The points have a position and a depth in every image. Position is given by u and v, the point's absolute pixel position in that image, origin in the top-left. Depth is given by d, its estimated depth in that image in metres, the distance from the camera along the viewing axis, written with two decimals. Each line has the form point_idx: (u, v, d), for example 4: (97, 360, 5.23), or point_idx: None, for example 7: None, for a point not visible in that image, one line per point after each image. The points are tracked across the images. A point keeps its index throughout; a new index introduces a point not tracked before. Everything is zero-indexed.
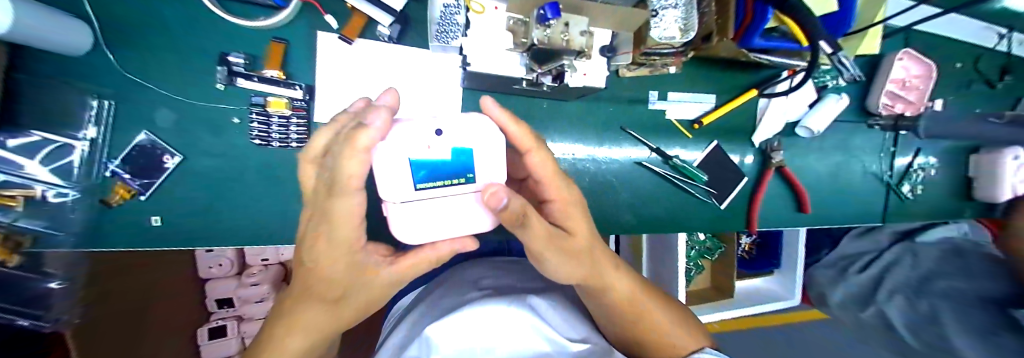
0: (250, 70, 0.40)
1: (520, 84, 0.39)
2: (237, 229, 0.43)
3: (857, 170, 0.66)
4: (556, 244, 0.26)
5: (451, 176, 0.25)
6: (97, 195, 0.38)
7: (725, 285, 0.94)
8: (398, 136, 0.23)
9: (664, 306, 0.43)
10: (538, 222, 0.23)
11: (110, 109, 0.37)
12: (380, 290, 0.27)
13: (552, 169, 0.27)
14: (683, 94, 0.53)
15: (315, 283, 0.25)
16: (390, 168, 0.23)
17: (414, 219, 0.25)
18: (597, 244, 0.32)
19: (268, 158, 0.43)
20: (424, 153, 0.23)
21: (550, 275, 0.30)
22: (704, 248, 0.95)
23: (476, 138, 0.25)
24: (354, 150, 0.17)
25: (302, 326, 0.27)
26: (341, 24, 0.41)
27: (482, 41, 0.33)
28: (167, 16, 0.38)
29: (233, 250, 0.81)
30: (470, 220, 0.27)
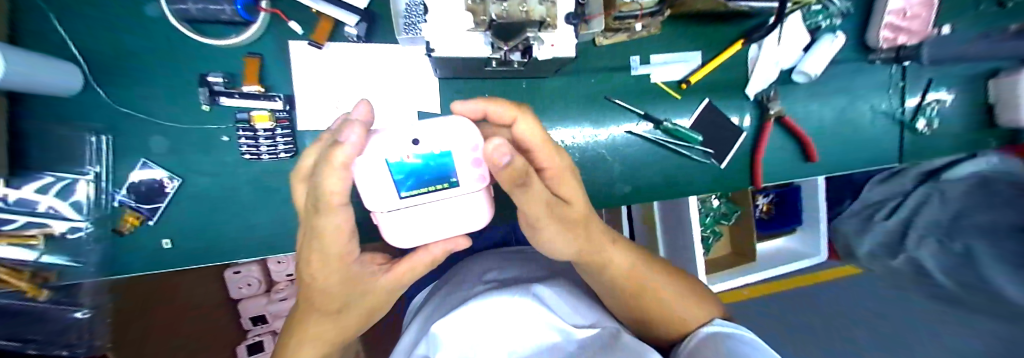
0: (230, 87, 0.41)
1: (490, 65, 0.39)
2: (241, 244, 0.45)
3: (865, 110, 0.62)
4: (556, 213, 0.24)
5: (436, 181, 0.23)
6: (108, 226, 0.40)
7: (746, 249, 0.92)
8: (376, 146, 0.21)
9: (669, 282, 0.43)
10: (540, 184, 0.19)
11: (109, 142, 0.40)
12: (381, 291, 0.28)
13: (544, 138, 0.22)
14: (666, 55, 0.51)
15: (318, 294, 0.25)
16: (371, 179, 0.22)
17: (405, 224, 0.26)
18: (593, 215, 0.31)
19: (261, 171, 0.44)
20: (405, 161, 0.22)
21: (547, 247, 0.28)
22: (717, 214, 0.92)
23: (458, 139, 0.22)
24: (330, 166, 0.14)
25: (314, 334, 0.29)
26: (308, 30, 0.42)
27: (441, 25, 0.33)
28: (145, 47, 0.40)
29: (259, 269, 0.85)
30: (468, 217, 0.26)
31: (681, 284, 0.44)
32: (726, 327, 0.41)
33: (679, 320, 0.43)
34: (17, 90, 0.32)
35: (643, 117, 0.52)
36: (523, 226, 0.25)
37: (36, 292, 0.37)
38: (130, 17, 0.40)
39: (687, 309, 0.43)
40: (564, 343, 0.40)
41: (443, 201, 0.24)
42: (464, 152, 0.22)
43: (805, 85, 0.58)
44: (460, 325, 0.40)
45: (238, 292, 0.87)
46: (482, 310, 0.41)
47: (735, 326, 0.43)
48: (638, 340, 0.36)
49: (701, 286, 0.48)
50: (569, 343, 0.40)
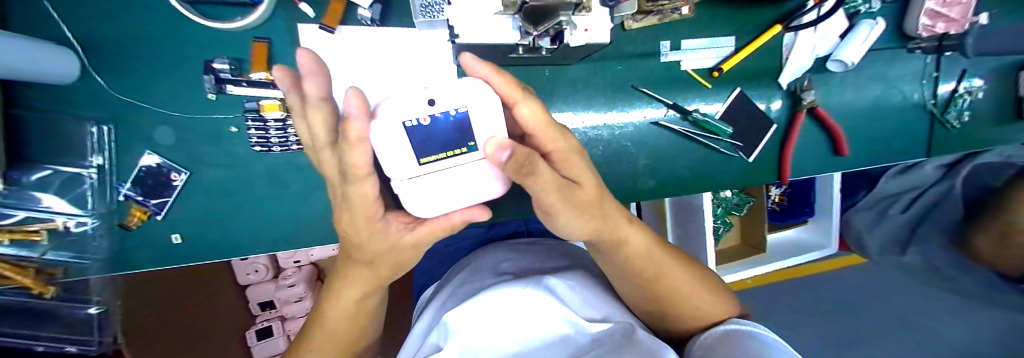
0: (237, 75, 0.38)
1: (516, 52, 0.36)
2: (251, 236, 0.44)
3: (897, 101, 0.59)
4: (569, 200, 0.22)
5: (452, 143, 0.24)
6: (113, 220, 0.39)
7: (759, 240, 0.92)
8: (391, 109, 0.22)
9: (678, 272, 0.44)
10: (548, 171, 0.18)
11: (110, 133, 0.38)
12: (408, 251, 0.29)
13: (546, 120, 0.21)
14: (699, 41, 0.47)
15: (354, 247, 0.29)
16: (390, 146, 0.22)
17: (426, 191, 0.25)
18: (607, 198, 0.29)
19: (271, 163, 0.42)
20: (421, 125, 0.23)
21: (562, 232, 0.29)
22: (730, 205, 0.91)
23: (471, 102, 0.23)
24: (351, 143, 0.14)
25: (355, 277, 0.33)
26: (318, 13, 0.39)
27: (467, 8, 0.30)
28: (150, 31, 0.37)
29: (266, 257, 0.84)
30: (482, 187, 0.26)
31: (694, 276, 0.46)
32: (745, 324, 0.42)
33: (692, 310, 0.44)
34: (13, 77, 0.30)
35: (671, 108, 0.49)
36: (538, 216, 0.25)
37: (42, 289, 0.35)
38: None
39: (696, 297, 0.44)
40: (575, 335, 0.37)
41: (461, 167, 0.25)
42: (481, 113, 0.24)
43: (839, 75, 0.55)
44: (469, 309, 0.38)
45: (247, 278, 0.86)
46: (492, 302, 0.38)
47: (756, 324, 0.42)
48: (653, 336, 0.33)
49: (715, 281, 0.49)
50: (580, 336, 0.37)
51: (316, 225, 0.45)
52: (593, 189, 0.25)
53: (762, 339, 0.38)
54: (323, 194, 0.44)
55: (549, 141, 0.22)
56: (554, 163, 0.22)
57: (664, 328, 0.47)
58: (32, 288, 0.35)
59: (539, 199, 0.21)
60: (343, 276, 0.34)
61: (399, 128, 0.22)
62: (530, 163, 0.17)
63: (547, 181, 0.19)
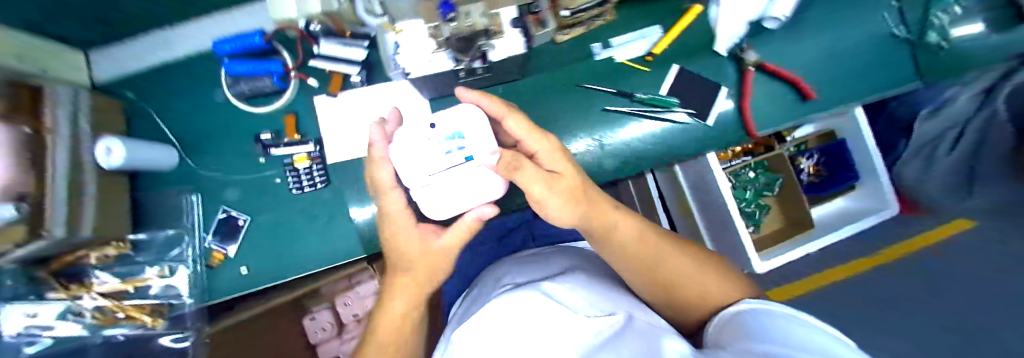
0: (276, 140, 0.53)
1: (461, 77, 0.47)
2: (295, 263, 0.53)
3: (862, 36, 0.60)
4: (555, 188, 0.35)
5: (452, 151, 0.40)
6: (203, 262, 0.52)
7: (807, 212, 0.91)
8: (406, 133, 0.41)
9: (696, 270, 0.46)
10: (528, 169, 0.32)
11: (200, 199, 0.53)
12: (440, 257, 0.41)
13: (529, 125, 0.37)
14: (626, 36, 0.56)
15: (403, 256, 0.41)
16: (410, 160, 0.40)
17: (437, 193, 0.41)
18: (590, 185, 0.40)
19: (304, 201, 0.54)
20: (427, 142, 0.40)
21: (552, 219, 0.38)
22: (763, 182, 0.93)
23: (462, 122, 0.40)
24: (379, 163, 0.39)
25: (402, 287, 0.43)
26: (323, 84, 0.54)
27: (411, 53, 0.43)
28: (220, 123, 0.54)
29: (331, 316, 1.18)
30: (478, 188, 0.41)
31: (694, 260, 0.47)
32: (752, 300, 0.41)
33: (720, 307, 0.43)
34: (134, 169, 0.46)
35: (617, 94, 0.56)
36: (534, 205, 0.37)
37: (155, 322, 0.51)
38: (203, 106, 0.54)
39: (701, 281, 0.44)
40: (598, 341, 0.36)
41: (458, 170, 0.41)
42: (467, 132, 0.40)
43: (782, 30, 0.58)
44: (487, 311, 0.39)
45: (317, 336, 1.17)
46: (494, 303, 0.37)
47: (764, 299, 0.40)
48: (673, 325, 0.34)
49: (721, 264, 0.49)
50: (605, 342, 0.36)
51: (341, 247, 0.54)
52: (583, 183, 0.38)
53: (765, 314, 0.37)
54: (343, 220, 0.54)
55: (534, 144, 0.37)
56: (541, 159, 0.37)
57: (673, 319, 0.46)
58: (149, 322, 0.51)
59: (535, 193, 0.34)
60: (391, 291, 0.44)
61: (414, 145, 0.40)
62: (516, 161, 0.32)
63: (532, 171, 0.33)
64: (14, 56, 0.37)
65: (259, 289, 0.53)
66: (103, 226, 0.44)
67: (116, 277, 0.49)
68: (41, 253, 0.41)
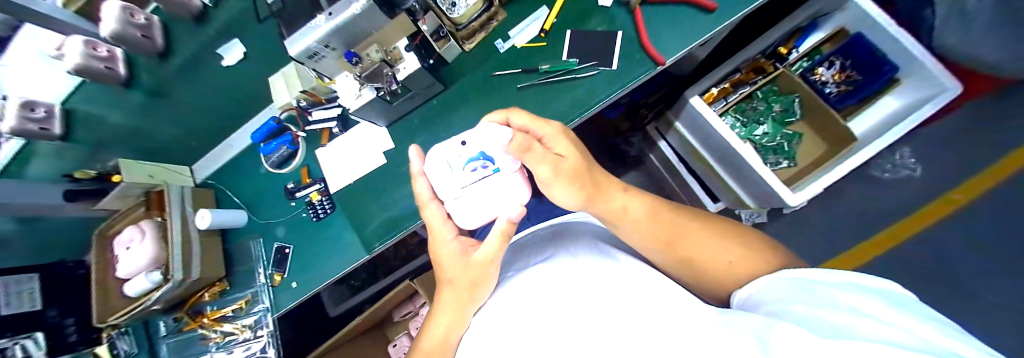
0: (297, 186, 0.74)
1: (391, 100, 0.61)
2: (325, 271, 0.71)
3: None
4: (559, 166, 0.45)
5: (485, 165, 0.54)
6: (269, 284, 0.73)
7: (837, 127, 0.90)
8: (443, 152, 0.54)
9: (689, 228, 0.51)
10: (538, 151, 0.44)
11: (260, 240, 0.75)
12: (483, 269, 0.48)
13: (531, 116, 0.49)
14: (521, 24, 0.65)
15: (450, 271, 0.50)
16: (446, 175, 0.53)
17: (467, 201, 0.55)
18: (589, 161, 0.50)
19: (322, 225, 0.73)
20: (459, 153, 0.54)
21: (562, 204, 0.47)
22: (776, 114, 1.00)
23: (487, 141, 0.54)
24: (417, 177, 0.53)
25: (448, 300, 0.50)
26: (320, 140, 0.75)
27: (346, 95, 0.58)
28: (265, 186, 0.77)
29: (406, 340, 1.36)
30: (510, 194, 0.57)
31: (723, 237, 0.49)
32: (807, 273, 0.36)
33: (726, 270, 0.47)
34: (219, 227, 0.71)
35: (525, 72, 0.64)
36: (542, 185, 0.46)
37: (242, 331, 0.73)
38: (255, 177, 0.78)
39: (730, 252, 0.47)
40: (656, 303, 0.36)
41: (486, 182, 0.55)
42: (491, 150, 0.54)
43: None
44: (522, 279, 0.48)
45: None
46: (547, 276, 0.45)
47: (821, 280, 0.33)
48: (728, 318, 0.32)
49: (754, 233, 0.51)
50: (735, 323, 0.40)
51: (350, 253, 0.70)
52: (580, 161, 0.47)
53: (803, 292, 0.33)
54: (350, 232, 0.71)
55: (539, 130, 0.49)
56: (546, 141, 0.48)
57: (697, 286, 0.52)
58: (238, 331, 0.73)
59: (543, 173, 0.45)
60: (441, 306, 0.51)
61: (447, 160, 0.54)
62: (527, 142, 0.43)
63: (541, 153, 0.45)
64: (149, 175, 0.69)
65: (307, 296, 0.71)
66: (206, 269, 0.69)
67: (225, 303, 0.74)
68: (176, 293, 0.66)
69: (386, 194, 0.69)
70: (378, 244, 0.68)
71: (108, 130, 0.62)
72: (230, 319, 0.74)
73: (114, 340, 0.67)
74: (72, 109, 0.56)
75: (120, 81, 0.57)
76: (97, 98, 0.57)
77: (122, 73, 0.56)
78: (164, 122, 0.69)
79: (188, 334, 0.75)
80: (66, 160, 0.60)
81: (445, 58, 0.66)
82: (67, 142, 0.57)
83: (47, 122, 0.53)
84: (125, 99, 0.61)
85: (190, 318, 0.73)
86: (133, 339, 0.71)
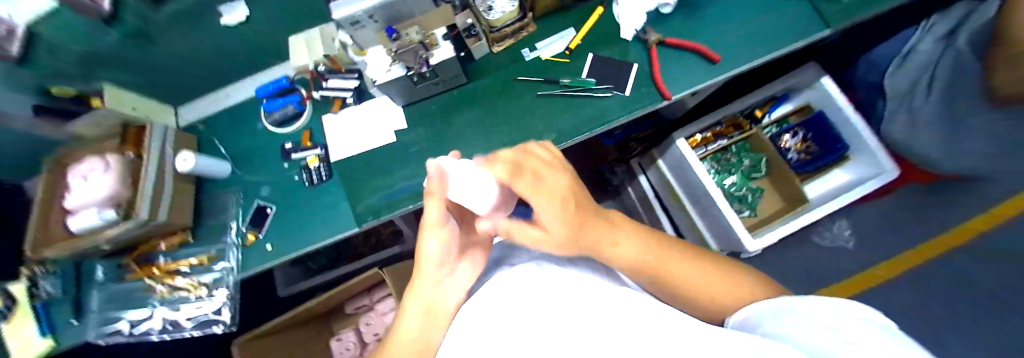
0: (295, 147, 0.72)
1: (416, 81, 0.63)
2: (307, 239, 0.68)
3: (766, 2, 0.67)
4: (541, 204, 0.44)
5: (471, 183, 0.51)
6: (241, 243, 0.69)
7: (796, 190, 1.03)
8: None
9: (668, 257, 0.51)
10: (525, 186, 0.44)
11: (240, 197, 0.72)
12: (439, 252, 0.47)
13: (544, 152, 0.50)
14: (549, 38, 0.71)
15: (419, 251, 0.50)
16: None
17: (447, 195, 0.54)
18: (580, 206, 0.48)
19: (312, 192, 0.71)
20: None
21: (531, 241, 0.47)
22: (746, 168, 1.13)
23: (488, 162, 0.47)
24: None
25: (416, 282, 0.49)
26: (329, 107, 0.74)
27: (374, 66, 0.59)
28: (262, 141, 0.75)
29: (354, 336, 1.28)
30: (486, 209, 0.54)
31: (705, 272, 0.50)
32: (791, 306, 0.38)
33: (714, 304, 0.48)
34: (199, 174, 0.67)
35: (546, 82, 0.69)
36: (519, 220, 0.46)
37: (197, 289, 0.69)
38: (249, 131, 0.76)
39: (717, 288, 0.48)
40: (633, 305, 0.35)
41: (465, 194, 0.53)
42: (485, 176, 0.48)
43: (680, 12, 0.69)
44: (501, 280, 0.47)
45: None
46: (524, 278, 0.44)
47: (795, 306, 0.38)
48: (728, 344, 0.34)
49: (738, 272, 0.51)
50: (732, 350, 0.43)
51: (338, 223, 0.68)
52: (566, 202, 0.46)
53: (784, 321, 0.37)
54: (342, 203, 0.70)
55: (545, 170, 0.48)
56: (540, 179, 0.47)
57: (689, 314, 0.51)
58: (192, 288, 0.69)
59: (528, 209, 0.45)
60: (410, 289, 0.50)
61: None
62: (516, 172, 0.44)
63: (527, 185, 0.44)
64: (128, 107, 0.66)
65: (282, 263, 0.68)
66: (174, 215, 0.64)
67: (183, 257, 0.69)
68: (135, 235, 0.62)
69: (388, 170, 0.70)
70: (371, 219, 0.67)
71: (77, 59, 0.56)
72: (184, 275, 0.69)
73: (36, 279, 0.61)
74: (36, 34, 0.49)
75: (101, 15, 0.50)
76: (72, 28, 0.50)
77: (106, 9, 0.49)
78: (146, 58, 0.62)
79: (128, 284, 0.70)
80: (14, 82, 0.52)
81: (473, 54, 0.69)
82: (21, 64, 0.50)
83: (5, 40, 0.46)
84: (103, 35, 0.54)
85: (138, 265, 0.68)
86: (58, 281, 0.64)
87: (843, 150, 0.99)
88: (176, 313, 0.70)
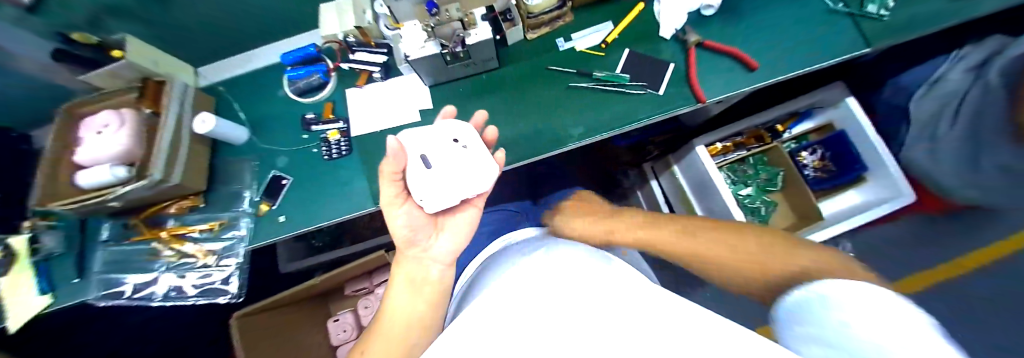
0: (316, 119, 0.71)
1: (449, 60, 0.61)
2: (322, 213, 0.67)
3: (809, 12, 0.66)
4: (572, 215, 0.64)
5: None
6: (252, 211, 0.67)
7: (811, 207, 1.02)
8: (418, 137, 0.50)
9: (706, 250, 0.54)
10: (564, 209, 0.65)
11: (254, 165, 0.70)
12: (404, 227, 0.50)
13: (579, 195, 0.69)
14: (586, 30, 0.69)
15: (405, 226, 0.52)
16: None
17: None
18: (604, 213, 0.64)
19: (330, 165, 0.69)
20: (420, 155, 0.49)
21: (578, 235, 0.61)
22: (761, 181, 1.12)
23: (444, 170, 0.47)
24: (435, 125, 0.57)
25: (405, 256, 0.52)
26: (354, 81, 0.72)
27: (409, 41, 0.58)
28: (282, 108, 0.73)
29: (352, 317, 1.30)
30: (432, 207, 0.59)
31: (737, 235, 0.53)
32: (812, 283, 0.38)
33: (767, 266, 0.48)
34: (215, 138, 0.65)
35: (579, 74, 0.68)
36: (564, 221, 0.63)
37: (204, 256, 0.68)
38: (268, 99, 0.74)
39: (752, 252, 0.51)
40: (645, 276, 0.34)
41: None
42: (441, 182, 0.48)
43: (722, 15, 0.68)
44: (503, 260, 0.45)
45: (337, 337, 1.27)
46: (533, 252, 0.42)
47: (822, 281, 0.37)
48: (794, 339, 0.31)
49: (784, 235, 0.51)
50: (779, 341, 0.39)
51: (354, 200, 0.67)
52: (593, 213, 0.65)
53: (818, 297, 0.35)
54: (360, 180, 0.68)
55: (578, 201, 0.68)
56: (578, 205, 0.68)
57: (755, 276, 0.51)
58: (198, 255, 0.67)
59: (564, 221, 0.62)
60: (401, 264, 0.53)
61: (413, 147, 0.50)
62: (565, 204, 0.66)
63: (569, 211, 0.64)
64: (153, 62, 0.62)
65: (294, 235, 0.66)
66: (188, 178, 0.62)
67: (191, 223, 0.68)
68: (144, 197, 0.60)
69: None
70: None
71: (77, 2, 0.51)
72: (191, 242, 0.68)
73: (37, 232, 0.60)
74: None
75: None
76: None
77: None
78: (155, 8, 0.58)
79: (132, 246, 0.67)
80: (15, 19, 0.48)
81: (507, 39, 0.67)
82: None
83: None
84: None
85: (146, 228, 0.67)
86: (61, 236, 0.63)
87: (862, 171, 0.98)
88: (181, 279, 0.68)
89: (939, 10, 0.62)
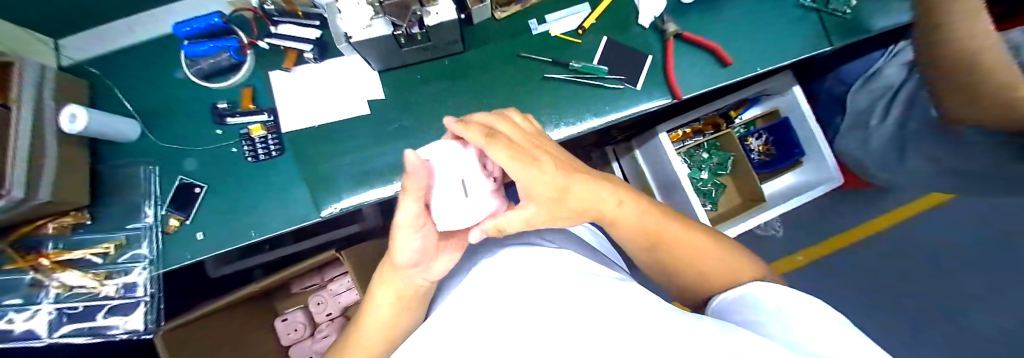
0: (232, 110, 0.57)
1: (403, 44, 0.51)
2: (251, 227, 0.56)
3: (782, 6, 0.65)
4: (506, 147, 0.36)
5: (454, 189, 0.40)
6: (159, 228, 0.54)
7: (754, 190, 1.11)
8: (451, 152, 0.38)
9: (666, 219, 0.48)
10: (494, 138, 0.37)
11: (155, 170, 0.56)
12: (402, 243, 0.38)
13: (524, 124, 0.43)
14: (560, 12, 0.62)
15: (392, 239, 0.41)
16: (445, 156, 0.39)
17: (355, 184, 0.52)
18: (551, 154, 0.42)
19: (257, 169, 0.57)
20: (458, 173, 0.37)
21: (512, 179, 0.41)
22: (713, 165, 1.18)
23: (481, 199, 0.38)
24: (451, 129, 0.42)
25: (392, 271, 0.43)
26: (280, 61, 0.58)
27: (349, 17, 0.46)
28: (191, 94, 0.58)
29: (303, 315, 1.19)
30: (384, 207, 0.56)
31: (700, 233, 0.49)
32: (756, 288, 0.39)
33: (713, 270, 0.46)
34: (90, 136, 0.49)
35: (554, 63, 0.61)
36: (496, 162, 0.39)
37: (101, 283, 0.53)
38: (165, 83, 0.58)
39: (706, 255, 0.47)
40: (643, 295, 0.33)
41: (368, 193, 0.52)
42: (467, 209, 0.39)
43: (701, 4, 0.64)
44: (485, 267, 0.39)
45: (288, 337, 1.16)
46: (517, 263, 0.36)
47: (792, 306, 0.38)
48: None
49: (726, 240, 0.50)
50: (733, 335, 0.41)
51: (292, 210, 0.56)
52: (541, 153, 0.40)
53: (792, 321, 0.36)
54: (298, 186, 0.57)
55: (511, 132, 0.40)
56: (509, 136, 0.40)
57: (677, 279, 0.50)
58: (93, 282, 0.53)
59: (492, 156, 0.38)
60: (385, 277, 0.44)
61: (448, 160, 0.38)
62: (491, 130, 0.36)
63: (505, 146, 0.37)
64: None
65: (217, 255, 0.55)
66: (64, 192, 0.47)
67: (78, 244, 0.53)
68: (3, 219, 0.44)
69: (358, 149, 0.58)
70: (335, 206, 0.57)
71: None
72: (80, 266, 0.53)
73: None
74: None
75: None
76: None
77: None
78: None
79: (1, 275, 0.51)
80: None
81: (473, 18, 0.58)
82: None
83: None
84: None
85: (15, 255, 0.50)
86: None
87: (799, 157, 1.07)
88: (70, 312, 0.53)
89: (892, 11, 0.64)
